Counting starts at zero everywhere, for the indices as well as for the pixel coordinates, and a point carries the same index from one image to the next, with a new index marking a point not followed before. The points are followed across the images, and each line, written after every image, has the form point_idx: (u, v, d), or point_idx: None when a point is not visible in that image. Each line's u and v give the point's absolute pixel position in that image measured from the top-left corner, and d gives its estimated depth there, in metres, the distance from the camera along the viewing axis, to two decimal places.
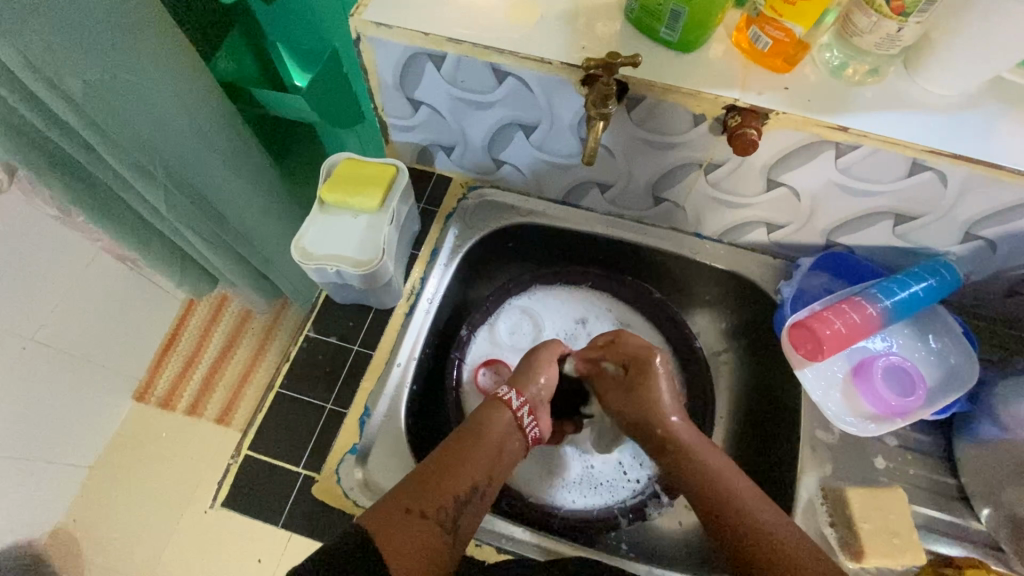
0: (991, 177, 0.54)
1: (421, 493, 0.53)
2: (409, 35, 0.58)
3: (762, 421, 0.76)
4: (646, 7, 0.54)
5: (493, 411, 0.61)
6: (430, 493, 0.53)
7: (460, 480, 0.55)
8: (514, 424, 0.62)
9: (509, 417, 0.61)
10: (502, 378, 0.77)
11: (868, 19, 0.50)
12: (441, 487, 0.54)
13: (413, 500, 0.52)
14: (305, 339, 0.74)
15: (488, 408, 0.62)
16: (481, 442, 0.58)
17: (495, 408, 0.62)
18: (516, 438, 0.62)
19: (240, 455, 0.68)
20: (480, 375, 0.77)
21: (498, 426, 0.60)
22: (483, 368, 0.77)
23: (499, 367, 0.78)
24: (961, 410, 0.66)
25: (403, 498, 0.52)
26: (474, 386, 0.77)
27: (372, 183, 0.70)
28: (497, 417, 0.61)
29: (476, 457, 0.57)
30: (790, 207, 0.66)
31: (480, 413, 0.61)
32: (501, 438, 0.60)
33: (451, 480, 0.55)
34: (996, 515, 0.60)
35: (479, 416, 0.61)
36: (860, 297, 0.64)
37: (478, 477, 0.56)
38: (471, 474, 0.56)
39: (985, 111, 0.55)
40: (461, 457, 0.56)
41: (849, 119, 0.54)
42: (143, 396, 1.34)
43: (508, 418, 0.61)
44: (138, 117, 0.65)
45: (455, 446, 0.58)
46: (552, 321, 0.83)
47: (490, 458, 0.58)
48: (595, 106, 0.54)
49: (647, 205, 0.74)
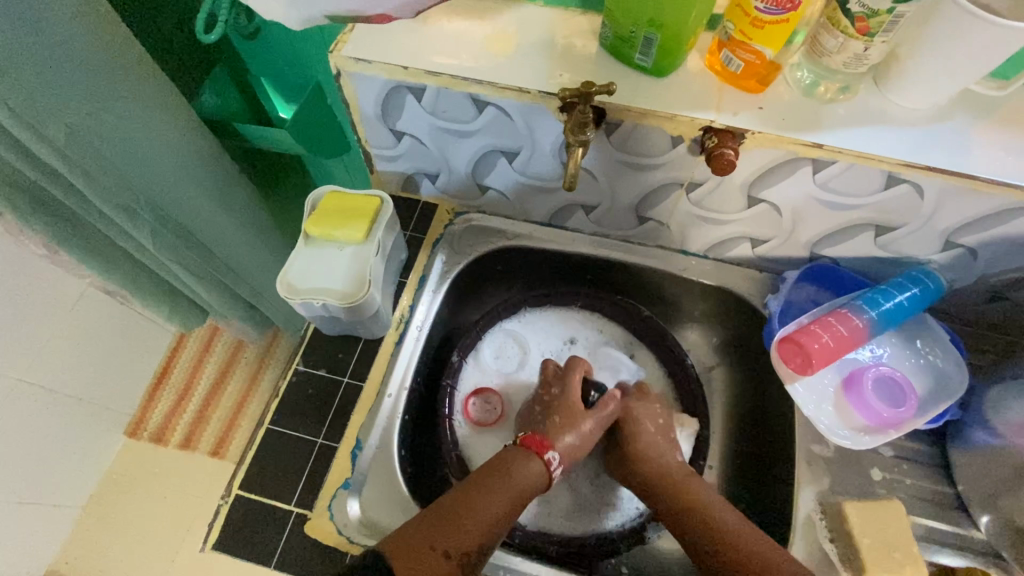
0: (966, 186, 0.55)
1: (446, 532, 0.53)
2: (389, 69, 0.60)
3: (758, 436, 0.75)
4: (620, 35, 0.56)
5: (525, 461, 0.61)
6: (456, 533, 0.53)
7: (486, 522, 0.55)
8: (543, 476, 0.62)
9: (540, 468, 0.62)
10: (491, 407, 0.77)
11: (835, 40, 0.51)
12: (467, 525, 0.54)
13: (440, 538, 0.52)
14: (293, 373, 0.71)
15: (521, 456, 0.62)
16: (508, 480, 0.59)
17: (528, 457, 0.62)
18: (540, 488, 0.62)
19: (230, 495, 0.65)
20: (470, 407, 0.77)
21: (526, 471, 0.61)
22: (473, 399, 0.77)
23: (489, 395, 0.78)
24: (953, 418, 0.66)
25: (429, 532, 0.52)
26: (467, 420, 0.76)
27: (356, 215, 0.68)
28: (527, 467, 0.61)
29: (504, 501, 0.57)
30: (772, 222, 0.67)
31: (513, 459, 0.61)
32: (529, 485, 0.60)
33: (476, 520, 0.55)
34: (995, 523, 0.60)
35: (513, 462, 0.61)
36: (845, 309, 0.64)
37: (501, 523, 0.56)
38: (496, 519, 0.56)
39: (955, 123, 0.56)
40: (489, 499, 0.57)
41: (822, 136, 0.55)
42: (135, 431, 1.32)
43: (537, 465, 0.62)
44: (121, 157, 0.66)
45: (481, 484, 0.58)
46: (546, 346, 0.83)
47: (515, 504, 0.58)
48: (573, 134, 0.55)
49: (631, 225, 0.75)
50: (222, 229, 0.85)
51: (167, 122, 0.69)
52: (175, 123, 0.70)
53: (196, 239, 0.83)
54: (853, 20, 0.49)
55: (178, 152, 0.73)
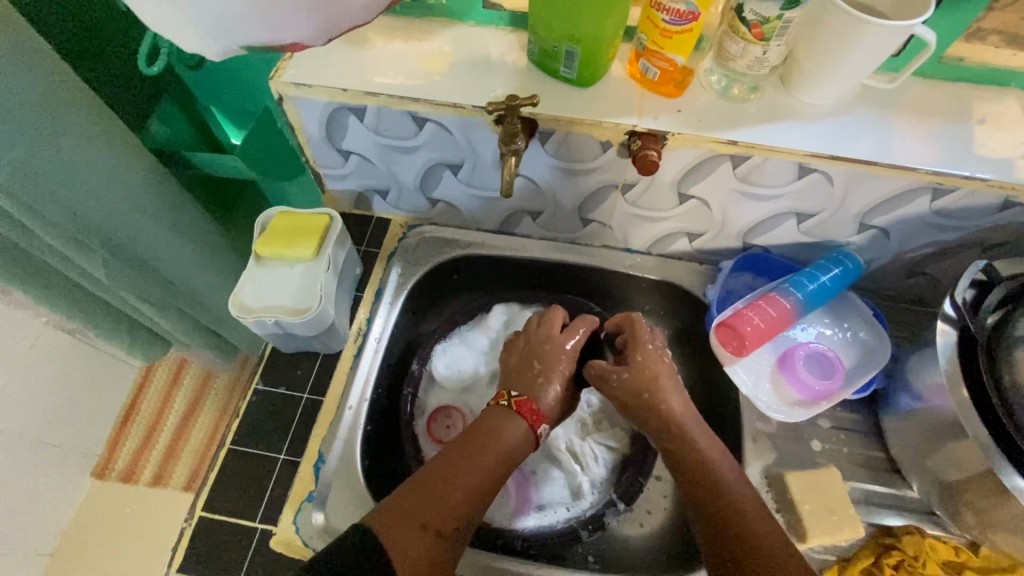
0: (867, 171, 0.60)
1: (432, 505, 0.56)
2: (329, 91, 0.62)
3: (710, 420, 0.79)
4: (545, 50, 0.60)
5: (508, 422, 0.65)
6: (438, 505, 0.56)
7: (467, 488, 0.58)
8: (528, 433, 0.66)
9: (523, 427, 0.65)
10: (453, 422, 0.76)
11: (737, 46, 0.56)
12: (447, 499, 0.57)
13: (431, 518, 0.55)
14: (253, 394, 0.72)
15: (504, 416, 0.66)
16: (490, 444, 0.62)
17: (510, 417, 0.66)
18: (527, 443, 0.65)
19: (193, 517, 0.65)
20: (432, 425, 0.76)
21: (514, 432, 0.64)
22: (435, 417, 0.77)
23: (449, 412, 0.77)
24: (882, 386, 0.70)
25: (418, 512, 0.55)
26: (430, 439, 0.76)
27: (305, 233, 0.70)
28: (512, 423, 0.65)
29: (485, 460, 0.61)
30: (704, 216, 0.71)
31: (499, 418, 0.65)
32: (513, 447, 0.64)
33: (461, 489, 0.58)
34: (924, 481, 0.65)
35: (498, 422, 0.65)
36: (774, 292, 0.69)
37: (484, 481, 0.60)
38: (480, 479, 0.60)
39: (854, 116, 0.62)
40: (469, 462, 0.60)
41: (736, 134, 0.60)
42: (103, 472, 1.29)
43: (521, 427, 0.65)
44: (66, 191, 0.66)
45: (458, 454, 0.61)
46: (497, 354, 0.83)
47: (498, 462, 0.62)
48: (504, 144, 0.58)
49: (576, 227, 0.78)
50: (176, 256, 0.86)
51: (118, 157, 0.71)
52: (121, 153, 0.71)
53: (151, 268, 0.84)
54: (749, 27, 0.54)
55: (125, 183, 0.73)
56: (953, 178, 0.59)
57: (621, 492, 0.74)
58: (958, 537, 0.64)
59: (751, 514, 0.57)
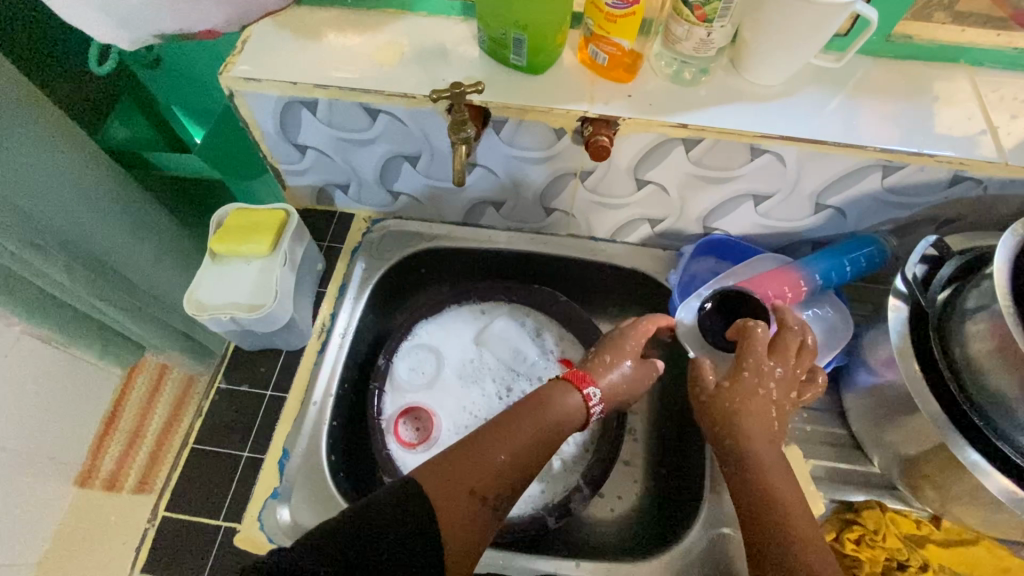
0: (817, 151, 0.61)
1: (478, 470, 0.51)
2: (278, 85, 0.62)
3: (677, 407, 0.79)
4: (494, 38, 0.60)
5: (564, 392, 0.61)
6: (485, 471, 0.52)
7: (517, 458, 0.54)
8: (580, 408, 0.61)
9: (578, 399, 0.61)
10: (420, 423, 0.76)
11: (682, 28, 0.57)
12: (496, 464, 0.53)
13: (479, 483, 0.51)
14: (216, 392, 0.71)
15: (559, 388, 0.62)
16: (541, 412, 0.58)
17: (566, 390, 0.62)
18: (580, 417, 0.61)
19: (157, 518, 0.65)
20: (400, 428, 0.76)
21: (568, 403, 0.60)
22: (402, 420, 0.76)
23: (418, 415, 0.77)
24: (843, 364, 0.71)
25: (469, 477, 0.51)
26: (400, 442, 0.75)
27: (261, 229, 0.69)
28: (566, 397, 0.61)
29: (535, 429, 0.57)
30: (663, 201, 0.72)
31: (554, 391, 0.61)
32: (564, 418, 0.59)
33: (511, 456, 0.54)
34: (885, 457, 0.65)
35: (551, 391, 0.61)
36: (796, 268, 0.70)
37: (530, 452, 0.55)
38: (529, 450, 0.55)
39: (804, 97, 0.62)
40: (521, 427, 0.56)
41: (686, 117, 0.60)
42: (85, 480, 1.21)
43: (574, 398, 0.61)
44: (15, 193, 0.65)
45: (511, 417, 0.57)
46: (462, 350, 0.83)
47: (549, 432, 0.57)
48: (453, 132, 0.59)
49: (540, 217, 0.78)
50: (140, 257, 0.85)
51: (72, 158, 0.70)
52: (73, 153, 0.70)
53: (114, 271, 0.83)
54: (692, 8, 0.54)
55: (80, 183, 0.72)
56: (902, 155, 0.60)
57: (590, 479, 0.71)
58: (921, 511, 0.65)
59: (783, 489, 0.55)
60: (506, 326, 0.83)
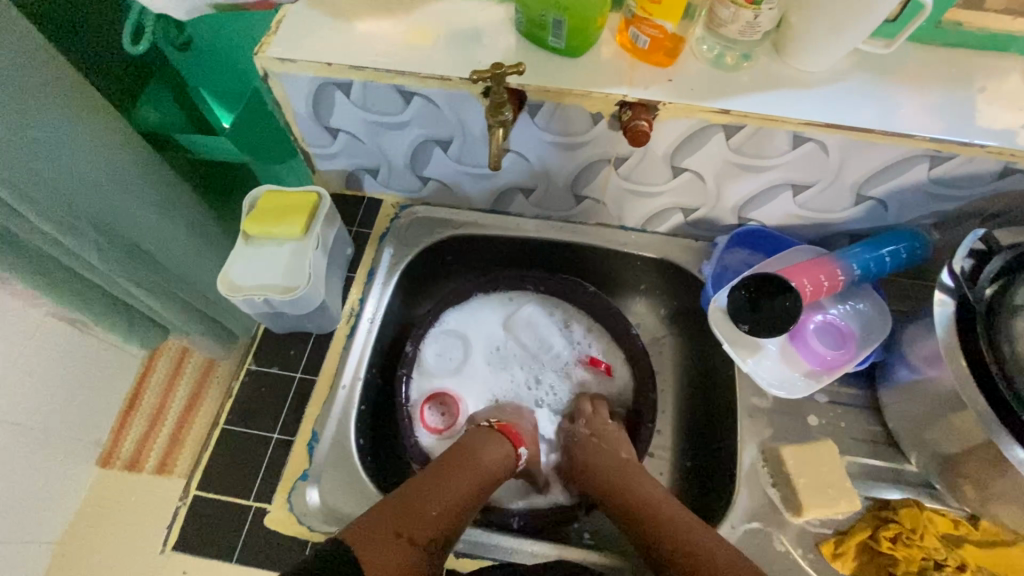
0: (863, 140, 0.59)
1: (408, 518, 0.56)
2: (313, 67, 0.61)
3: (705, 399, 0.78)
4: (532, 19, 0.59)
5: (492, 442, 0.67)
6: (415, 518, 0.56)
7: (446, 507, 0.59)
8: (509, 456, 0.68)
9: (507, 448, 0.68)
10: (447, 409, 0.78)
11: (728, 11, 0.55)
12: (429, 513, 0.57)
13: (406, 527, 0.55)
14: (246, 373, 0.71)
15: (486, 437, 0.68)
16: (469, 462, 0.64)
17: (494, 437, 0.68)
18: (510, 464, 0.68)
19: (188, 496, 0.65)
20: (426, 413, 0.77)
21: (499, 452, 0.67)
22: (428, 406, 0.77)
23: (444, 400, 0.78)
24: (879, 359, 0.69)
25: (397, 523, 0.55)
26: (424, 425, 0.77)
27: (293, 212, 0.69)
28: (495, 448, 0.67)
29: (464, 478, 0.62)
30: (698, 190, 0.70)
31: (480, 440, 0.67)
32: (492, 466, 0.65)
33: (442, 505, 0.59)
34: (922, 456, 0.64)
35: (477, 441, 0.67)
36: (837, 259, 0.67)
37: (464, 500, 0.61)
38: (458, 500, 0.60)
39: (850, 84, 0.60)
40: (450, 477, 0.62)
41: (729, 102, 0.59)
42: (107, 460, 1.22)
43: (503, 447, 0.68)
44: (51, 171, 0.66)
45: (447, 467, 0.63)
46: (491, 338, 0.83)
47: (478, 481, 0.63)
48: (491, 115, 0.58)
49: (570, 205, 0.77)
50: (169, 239, 0.85)
51: (106, 138, 0.71)
52: (108, 133, 0.71)
53: (143, 252, 0.83)
54: None
55: (113, 164, 0.73)
56: (951, 145, 0.58)
57: None
58: (958, 510, 0.63)
59: (672, 512, 0.60)
60: (536, 316, 0.83)
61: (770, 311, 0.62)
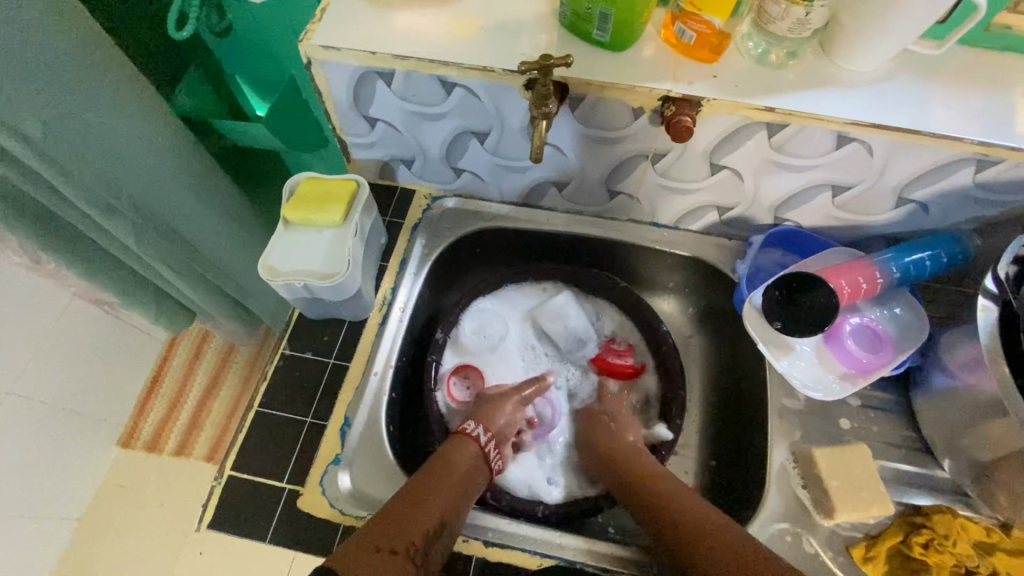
0: (910, 141, 0.58)
1: (393, 531, 0.55)
2: (357, 55, 0.62)
3: (733, 398, 0.78)
4: (578, 12, 0.59)
5: (460, 445, 0.66)
6: (399, 527, 0.55)
7: (429, 512, 0.57)
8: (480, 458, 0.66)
9: (474, 448, 0.66)
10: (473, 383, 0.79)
11: (778, 7, 0.54)
12: (416, 521, 0.56)
13: (385, 538, 0.54)
14: (281, 357, 0.72)
15: (456, 442, 0.67)
16: (444, 467, 0.62)
17: (462, 441, 0.67)
18: (484, 467, 0.67)
19: (223, 476, 0.66)
20: (455, 389, 0.78)
21: (466, 453, 0.66)
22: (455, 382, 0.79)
23: (471, 374, 0.79)
24: (915, 364, 0.69)
25: (379, 536, 0.54)
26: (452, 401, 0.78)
27: (332, 199, 0.70)
28: (464, 450, 0.66)
29: (441, 482, 0.61)
30: (735, 188, 0.70)
31: (449, 446, 0.66)
32: (467, 467, 0.64)
33: (426, 510, 0.57)
34: (957, 463, 0.63)
35: (449, 447, 0.66)
36: (876, 261, 0.67)
37: (445, 505, 0.59)
38: (439, 507, 0.58)
39: (897, 85, 0.60)
40: (431, 480, 0.60)
41: (774, 100, 0.58)
42: (128, 441, 1.23)
43: (472, 450, 0.66)
44: (98, 154, 0.67)
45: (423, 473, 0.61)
46: (524, 327, 0.85)
47: (456, 484, 0.61)
48: (536, 107, 0.58)
49: (603, 200, 0.77)
50: (205, 224, 0.86)
51: (149, 123, 0.72)
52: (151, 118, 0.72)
53: (180, 236, 0.84)
54: None
55: (156, 148, 0.74)
56: (999, 149, 0.57)
57: None
58: (991, 518, 0.63)
59: (689, 506, 0.60)
60: (568, 305, 0.83)
61: (804, 309, 0.62)
